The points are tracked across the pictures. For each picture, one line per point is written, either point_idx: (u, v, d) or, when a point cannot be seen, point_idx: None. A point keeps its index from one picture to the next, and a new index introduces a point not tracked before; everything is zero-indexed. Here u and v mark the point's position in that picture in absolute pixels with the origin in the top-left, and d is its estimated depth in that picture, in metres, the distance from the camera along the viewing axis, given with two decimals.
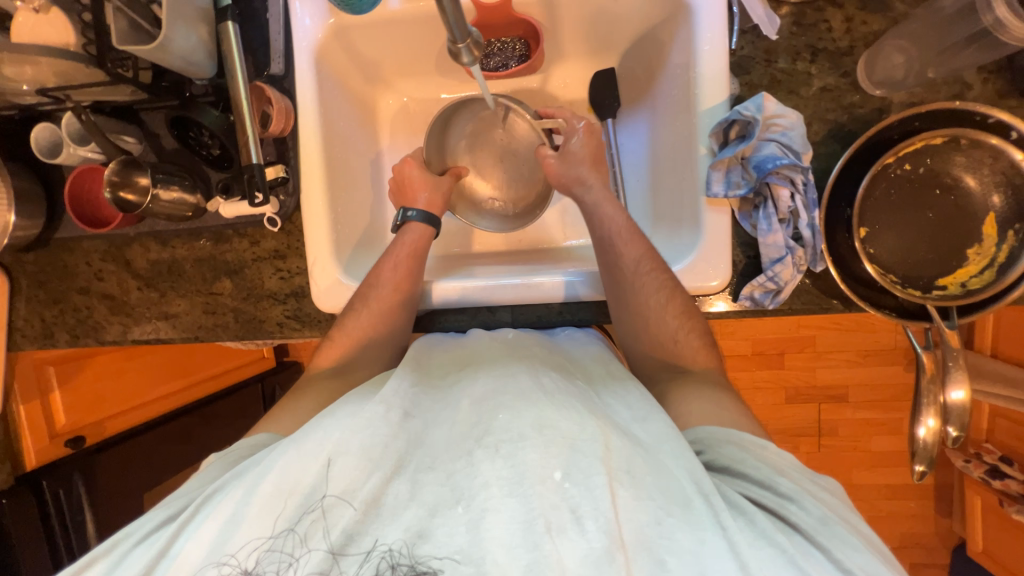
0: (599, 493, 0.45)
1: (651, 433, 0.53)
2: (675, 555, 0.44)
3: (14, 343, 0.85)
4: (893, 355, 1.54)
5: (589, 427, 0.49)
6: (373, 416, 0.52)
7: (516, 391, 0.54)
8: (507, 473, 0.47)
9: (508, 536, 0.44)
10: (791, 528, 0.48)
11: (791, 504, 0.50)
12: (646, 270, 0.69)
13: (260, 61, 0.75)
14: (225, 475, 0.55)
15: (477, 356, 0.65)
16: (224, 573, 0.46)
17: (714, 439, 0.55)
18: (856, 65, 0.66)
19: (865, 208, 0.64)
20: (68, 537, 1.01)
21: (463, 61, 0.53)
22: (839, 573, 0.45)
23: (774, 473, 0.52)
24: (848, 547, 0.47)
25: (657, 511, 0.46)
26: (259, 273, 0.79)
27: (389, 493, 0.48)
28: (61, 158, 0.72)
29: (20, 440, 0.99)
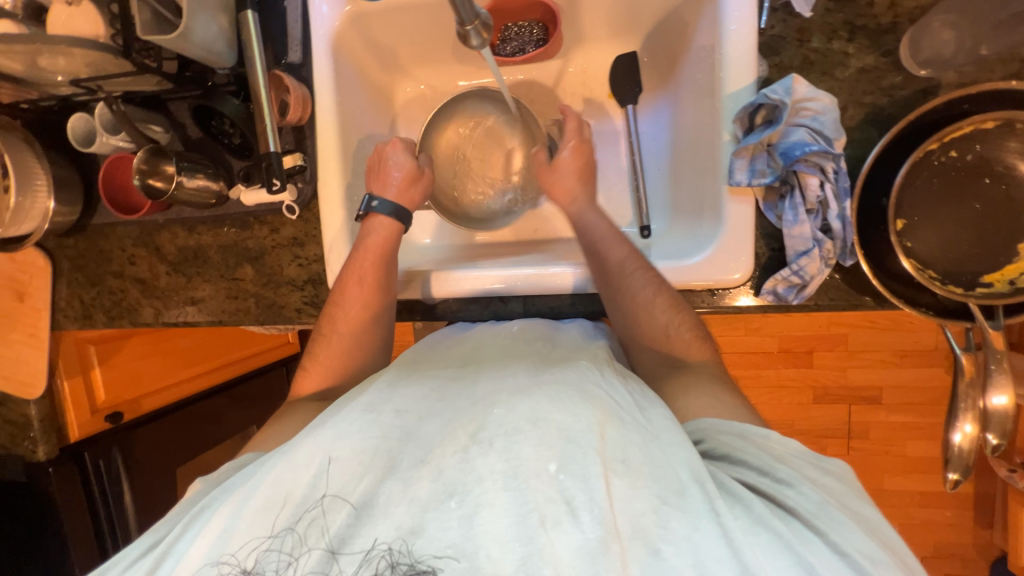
0: (594, 483, 0.46)
1: (655, 420, 0.53)
2: (670, 543, 0.44)
3: (57, 322, 0.91)
4: (931, 356, 1.46)
5: (585, 418, 0.50)
6: (366, 421, 0.53)
7: (513, 387, 0.55)
8: (501, 467, 0.48)
9: (503, 530, 0.45)
10: (789, 513, 0.48)
11: (788, 489, 0.50)
12: (638, 272, 0.68)
13: (279, 50, 0.75)
14: (213, 493, 0.57)
15: (480, 351, 0.68)
16: (224, 572, 0.48)
17: (713, 430, 0.56)
18: (898, 43, 0.61)
19: (903, 199, 0.60)
20: (108, 506, 1.07)
21: (472, 44, 0.52)
22: (838, 556, 0.44)
23: (774, 461, 0.52)
24: (844, 528, 0.46)
25: (652, 500, 0.46)
26: (278, 259, 0.81)
27: (382, 492, 0.49)
28: (96, 147, 0.75)
29: (65, 415, 1.04)
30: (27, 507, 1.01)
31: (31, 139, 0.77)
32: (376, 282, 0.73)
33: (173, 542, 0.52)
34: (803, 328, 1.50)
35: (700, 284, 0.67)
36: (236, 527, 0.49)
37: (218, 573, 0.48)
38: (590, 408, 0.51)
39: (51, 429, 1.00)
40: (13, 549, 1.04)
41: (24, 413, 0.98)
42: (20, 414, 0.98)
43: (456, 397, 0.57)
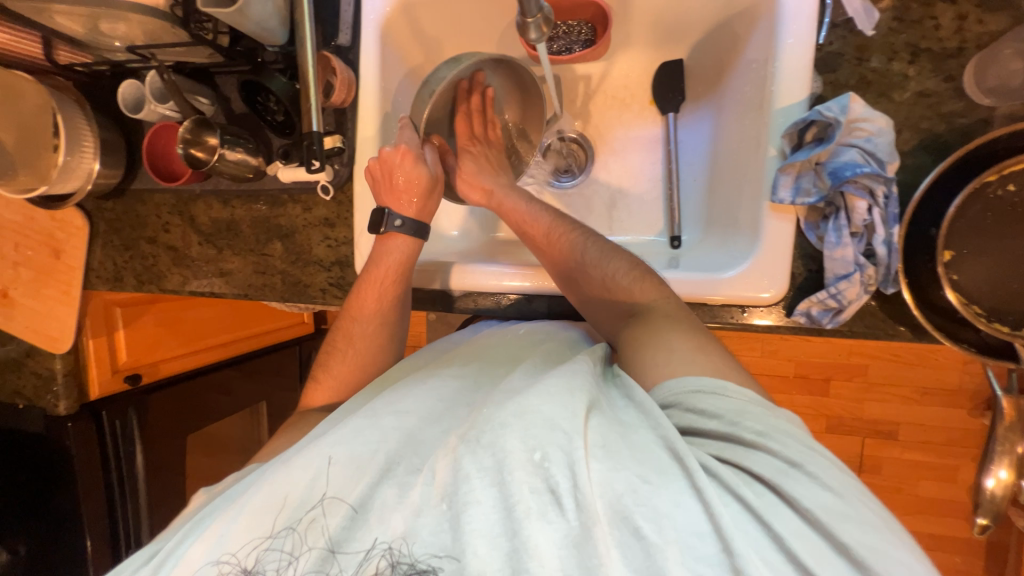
0: (576, 467, 0.46)
1: (630, 411, 0.51)
2: (650, 521, 0.44)
3: (89, 282, 0.93)
4: (954, 396, 1.42)
5: (569, 405, 0.49)
6: (367, 424, 0.54)
7: (508, 388, 0.55)
8: (488, 462, 0.48)
9: (489, 526, 0.45)
10: (753, 477, 0.46)
11: (757, 451, 0.47)
12: (627, 281, 0.66)
13: (329, 32, 0.76)
14: (215, 502, 0.58)
15: (486, 351, 0.68)
16: (224, 572, 0.49)
17: (674, 394, 0.53)
18: (962, 70, 0.59)
19: (953, 229, 0.58)
20: (120, 466, 1.09)
21: (530, 37, 0.53)
22: (805, 522, 0.43)
23: (738, 415, 0.49)
24: (812, 485, 0.45)
25: (631, 479, 0.45)
26: (308, 239, 0.82)
27: (378, 497, 0.49)
28: (143, 113, 0.77)
29: (87, 371, 1.06)
30: (44, 459, 1.04)
31: (82, 103, 0.78)
32: (390, 282, 0.74)
33: (172, 551, 0.53)
34: (823, 355, 1.47)
35: (729, 298, 0.66)
36: (235, 528, 0.50)
37: (217, 572, 0.49)
38: (572, 396, 0.50)
39: (73, 385, 1.02)
40: (26, 498, 1.07)
41: (49, 366, 1.00)
42: (44, 367, 1.00)
43: (459, 405, 0.58)
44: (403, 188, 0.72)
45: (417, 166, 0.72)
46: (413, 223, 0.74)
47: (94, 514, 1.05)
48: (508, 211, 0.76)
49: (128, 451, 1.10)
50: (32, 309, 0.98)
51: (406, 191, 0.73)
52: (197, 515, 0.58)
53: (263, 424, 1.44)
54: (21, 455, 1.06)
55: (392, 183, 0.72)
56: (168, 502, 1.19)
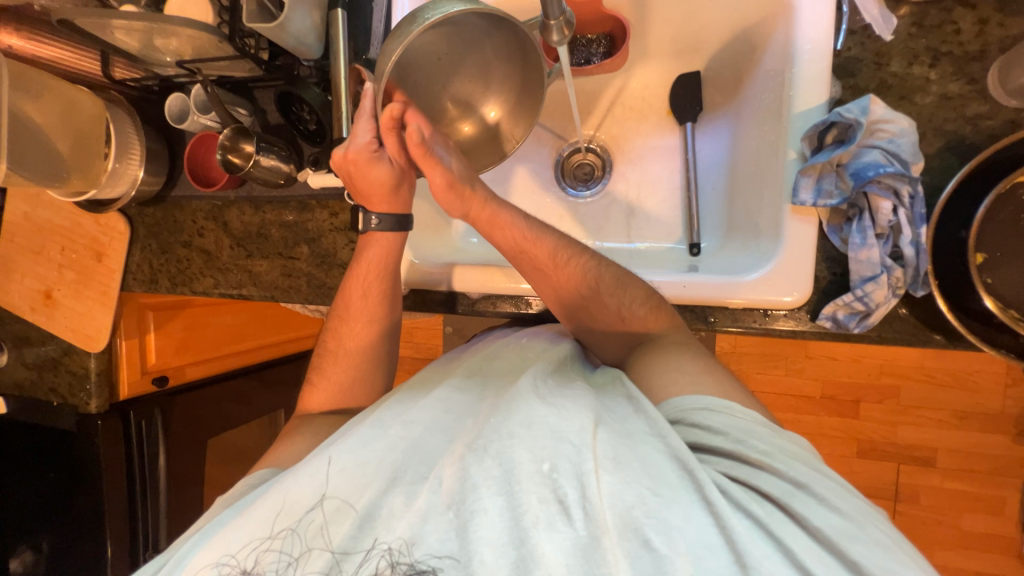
0: (586, 479, 0.45)
1: (639, 417, 0.50)
2: (661, 534, 0.43)
3: (127, 284, 0.98)
4: (996, 421, 1.34)
5: (579, 419, 0.49)
6: (374, 434, 0.54)
7: (517, 394, 0.54)
8: (496, 472, 0.47)
9: (497, 535, 0.44)
10: (760, 496, 0.46)
11: (764, 470, 0.47)
12: (610, 282, 0.68)
13: (360, 47, 0.81)
14: (224, 511, 0.58)
15: (493, 360, 0.68)
16: (225, 573, 0.48)
17: (679, 411, 0.53)
18: (986, 72, 0.59)
19: (984, 232, 0.57)
20: (143, 467, 1.11)
21: (553, 39, 0.56)
22: (815, 541, 0.43)
23: (745, 434, 0.49)
24: (821, 506, 0.45)
25: (642, 491, 0.45)
26: (333, 242, 0.85)
27: (385, 503, 0.49)
28: (187, 124, 0.83)
29: (118, 371, 1.09)
30: (73, 456, 1.07)
31: (133, 114, 0.85)
32: (372, 275, 0.76)
33: (177, 559, 0.53)
34: (851, 375, 1.42)
35: (750, 301, 0.65)
36: (243, 527, 0.51)
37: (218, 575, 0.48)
38: (582, 412, 0.50)
39: (105, 384, 1.06)
40: (53, 496, 1.09)
41: (84, 365, 1.04)
42: (80, 365, 1.05)
43: (465, 413, 0.57)
44: (370, 189, 0.72)
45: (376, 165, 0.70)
46: (394, 220, 0.75)
47: (117, 513, 1.07)
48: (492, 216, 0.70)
49: (152, 451, 1.12)
50: (72, 309, 1.02)
51: (376, 192, 0.72)
52: (207, 523, 0.58)
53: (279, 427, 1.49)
54: (52, 452, 1.09)
55: (359, 182, 0.71)
56: (186, 506, 1.20)
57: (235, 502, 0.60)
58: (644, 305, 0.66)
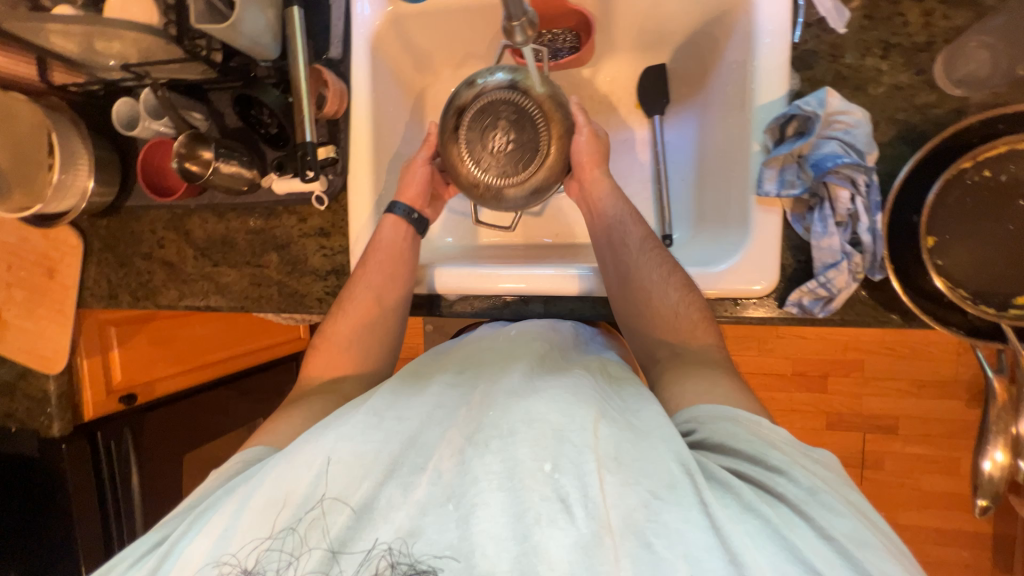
0: (587, 479, 0.46)
1: (647, 420, 0.52)
2: (662, 537, 0.43)
3: (84, 300, 0.93)
4: (952, 388, 1.43)
5: (579, 417, 0.50)
6: (369, 423, 0.54)
7: (511, 390, 0.56)
8: (498, 468, 0.48)
9: (497, 528, 0.45)
10: (776, 499, 0.47)
11: (780, 477, 0.48)
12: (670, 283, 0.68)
13: (319, 46, 0.79)
14: (218, 490, 0.56)
15: (481, 352, 0.69)
16: (224, 573, 0.47)
17: (705, 417, 0.55)
18: (933, 63, 0.61)
19: (934, 216, 0.60)
20: (115, 489, 1.07)
21: (516, 40, 0.54)
22: (823, 541, 0.43)
23: (766, 446, 0.50)
24: (832, 514, 0.45)
25: (643, 494, 0.45)
26: (304, 249, 0.83)
27: (382, 496, 0.49)
28: (138, 130, 0.78)
29: (81, 390, 1.04)
30: (37, 483, 1.02)
31: (77, 121, 0.80)
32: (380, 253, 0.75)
33: (169, 546, 0.51)
34: (819, 351, 1.48)
35: (718, 292, 0.67)
36: (236, 527, 0.49)
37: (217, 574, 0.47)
38: (582, 408, 0.51)
39: (66, 407, 1.01)
40: (19, 526, 1.04)
41: (42, 388, 0.99)
42: (38, 388, 0.99)
43: (458, 406, 0.57)
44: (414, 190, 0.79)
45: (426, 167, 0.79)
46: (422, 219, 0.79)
47: (89, 538, 1.03)
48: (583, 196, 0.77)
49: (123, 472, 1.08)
50: (25, 330, 0.97)
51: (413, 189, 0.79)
52: (196, 506, 0.56)
53: None
54: (13, 479, 1.04)
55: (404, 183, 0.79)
56: None
57: (226, 478, 0.58)
58: (691, 307, 0.67)
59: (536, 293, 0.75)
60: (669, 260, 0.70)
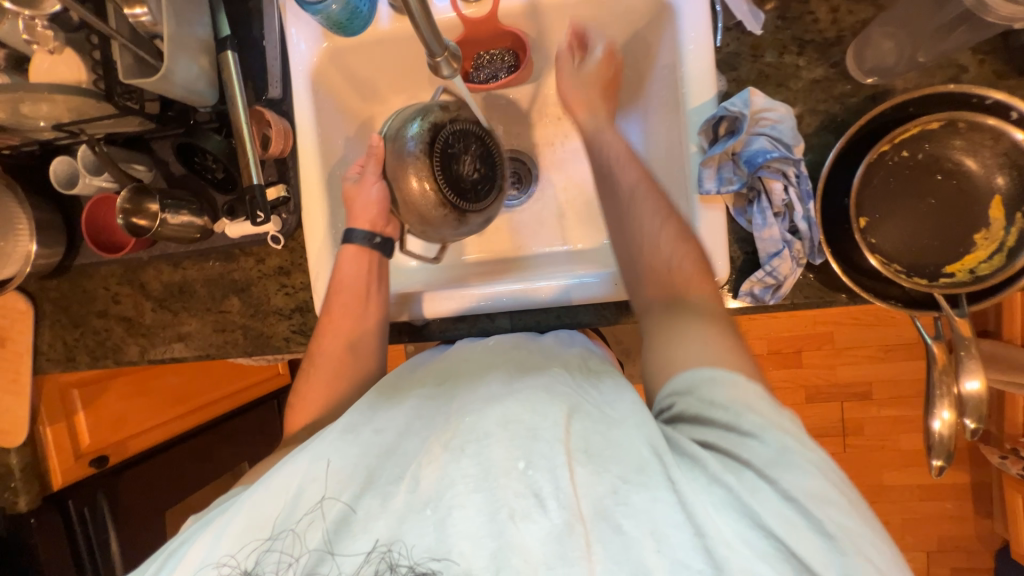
0: (558, 472, 0.47)
1: (619, 409, 0.52)
2: (630, 518, 0.45)
3: (39, 365, 0.89)
4: (916, 349, 1.50)
5: (552, 415, 0.51)
6: (348, 438, 0.54)
7: (486, 396, 0.55)
8: (473, 471, 0.49)
9: (474, 527, 0.47)
10: (742, 465, 0.45)
11: (749, 441, 0.46)
12: (662, 225, 0.63)
13: (258, 87, 0.79)
14: (207, 511, 0.57)
15: (456, 365, 0.65)
16: (224, 573, 0.50)
17: (684, 385, 0.51)
18: (845, 55, 0.65)
19: (863, 198, 0.63)
20: (94, 557, 1.03)
21: (443, 73, 0.57)
22: (784, 501, 0.43)
23: (739, 409, 0.47)
24: (796, 471, 0.44)
25: (612, 481, 0.47)
26: (265, 289, 0.82)
27: (361, 507, 0.50)
28: (79, 188, 0.76)
29: (47, 460, 1.01)
30: (9, 561, 0.97)
31: (13, 184, 0.77)
32: (341, 297, 0.73)
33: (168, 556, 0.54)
34: (790, 329, 1.53)
35: None
36: (231, 535, 0.51)
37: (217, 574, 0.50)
38: (554, 404, 0.52)
39: (32, 478, 0.97)
40: None
41: (5, 463, 0.96)
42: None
43: (435, 416, 0.57)
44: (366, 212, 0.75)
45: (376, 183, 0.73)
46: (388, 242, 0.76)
47: None
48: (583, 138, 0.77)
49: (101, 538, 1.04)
50: None
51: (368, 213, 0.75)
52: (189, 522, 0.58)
53: None
54: None
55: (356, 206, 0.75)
56: None
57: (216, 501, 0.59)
58: (692, 258, 0.62)
59: (507, 308, 0.75)
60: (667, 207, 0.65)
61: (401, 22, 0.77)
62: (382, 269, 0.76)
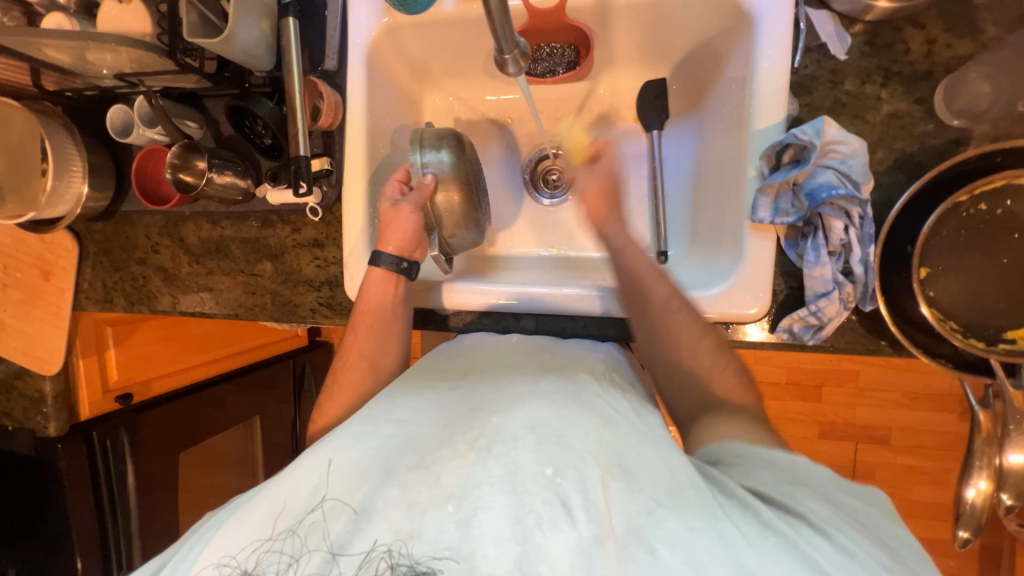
0: (589, 484, 0.47)
1: (653, 431, 0.54)
2: (666, 543, 0.44)
3: (79, 303, 0.93)
4: (944, 401, 1.44)
5: (581, 424, 0.52)
6: (366, 432, 0.56)
7: (511, 396, 0.56)
8: (499, 472, 0.48)
9: (496, 531, 0.46)
10: (797, 520, 0.47)
11: (802, 502, 0.48)
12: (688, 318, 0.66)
13: (314, 56, 0.78)
14: (218, 512, 0.59)
15: (478, 361, 0.68)
16: (225, 574, 0.49)
17: (736, 457, 0.54)
18: (933, 92, 0.60)
19: (927, 248, 0.60)
20: (111, 488, 1.07)
21: (509, 71, 0.54)
22: (840, 558, 0.44)
23: (790, 481, 0.51)
24: (849, 535, 0.46)
25: (647, 501, 0.46)
26: (297, 259, 0.82)
27: (380, 500, 0.50)
28: (132, 138, 0.78)
29: (78, 392, 1.06)
30: (34, 481, 1.03)
31: (71, 126, 0.79)
32: (365, 313, 0.75)
33: (179, 557, 0.55)
34: (813, 362, 1.49)
35: (710, 316, 0.67)
36: (236, 529, 0.51)
37: (218, 574, 0.49)
38: (583, 415, 0.53)
39: (63, 406, 1.03)
40: (16, 522, 1.05)
41: (39, 388, 1.01)
42: (34, 389, 1.01)
43: (457, 407, 0.58)
44: (395, 238, 0.73)
45: (411, 215, 0.72)
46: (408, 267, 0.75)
47: (86, 536, 1.04)
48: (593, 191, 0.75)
49: (120, 470, 1.09)
50: (22, 332, 0.98)
51: (395, 239, 0.74)
52: (200, 526, 0.59)
53: (257, 434, 1.44)
54: (10, 475, 1.05)
55: (386, 231, 0.73)
56: (162, 523, 1.17)
57: (226, 503, 0.60)
58: (719, 365, 0.66)
59: (526, 306, 0.74)
60: (675, 295, 0.67)
61: (465, 5, 0.75)
62: (405, 288, 0.76)
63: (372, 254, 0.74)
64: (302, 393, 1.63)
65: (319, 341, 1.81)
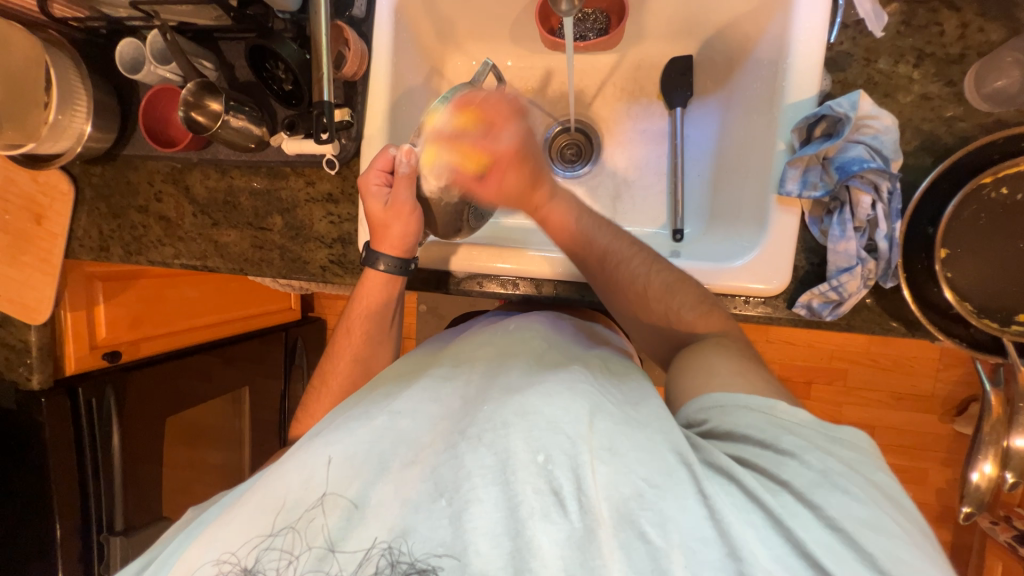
0: (581, 470, 0.44)
1: (646, 408, 0.49)
2: (656, 526, 0.42)
3: (72, 251, 0.89)
4: (928, 402, 1.47)
5: (575, 410, 0.47)
6: (359, 423, 0.53)
7: (507, 385, 0.53)
8: (490, 462, 0.46)
9: (491, 525, 0.44)
10: (779, 486, 0.43)
11: (791, 461, 0.44)
12: (655, 281, 0.66)
13: (341, 2, 0.76)
14: (212, 506, 0.57)
15: (479, 347, 0.64)
16: (224, 571, 0.47)
17: (715, 406, 0.51)
18: (963, 76, 0.61)
19: (948, 229, 0.60)
20: (95, 448, 1.02)
21: (562, 7, 0.62)
22: (828, 531, 0.41)
23: (778, 431, 0.47)
24: (842, 496, 0.42)
25: (638, 483, 0.43)
26: (309, 213, 0.80)
27: (374, 496, 0.48)
28: (142, 74, 0.75)
29: (63, 345, 1.02)
30: (12, 437, 0.97)
31: (77, 59, 0.75)
32: (361, 315, 0.76)
33: (165, 556, 0.52)
34: (806, 358, 1.51)
35: (729, 287, 0.67)
36: (233, 527, 0.49)
37: (217, 571, 0.47)
38: (579, 399, 0.48)
39: (48, 359, 0.98)
40: None
41: (23, 338, 0.96)
42: (18, 339, 0.96)
43: (451, 395, 0.55)
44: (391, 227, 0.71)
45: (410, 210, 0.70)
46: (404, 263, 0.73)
47: (66, 497, 0.99)
48: (554, 217, 0.70)
49: (104, 431, 1.03)
50: (9, 277, 0.93)
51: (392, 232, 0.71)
52: (187, 526, 0.56)
53: (245, 407, 1.40)
54: None
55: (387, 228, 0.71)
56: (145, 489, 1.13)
57: (221, 497, 0.58)
58: (703, 315, 0.64)
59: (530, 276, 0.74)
60: (647, 261, 0.68)
61: None
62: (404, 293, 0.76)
63: (370, 253, 0.73)
64: (292, 367, 1.59)
65: (311, 316, 1.78)
